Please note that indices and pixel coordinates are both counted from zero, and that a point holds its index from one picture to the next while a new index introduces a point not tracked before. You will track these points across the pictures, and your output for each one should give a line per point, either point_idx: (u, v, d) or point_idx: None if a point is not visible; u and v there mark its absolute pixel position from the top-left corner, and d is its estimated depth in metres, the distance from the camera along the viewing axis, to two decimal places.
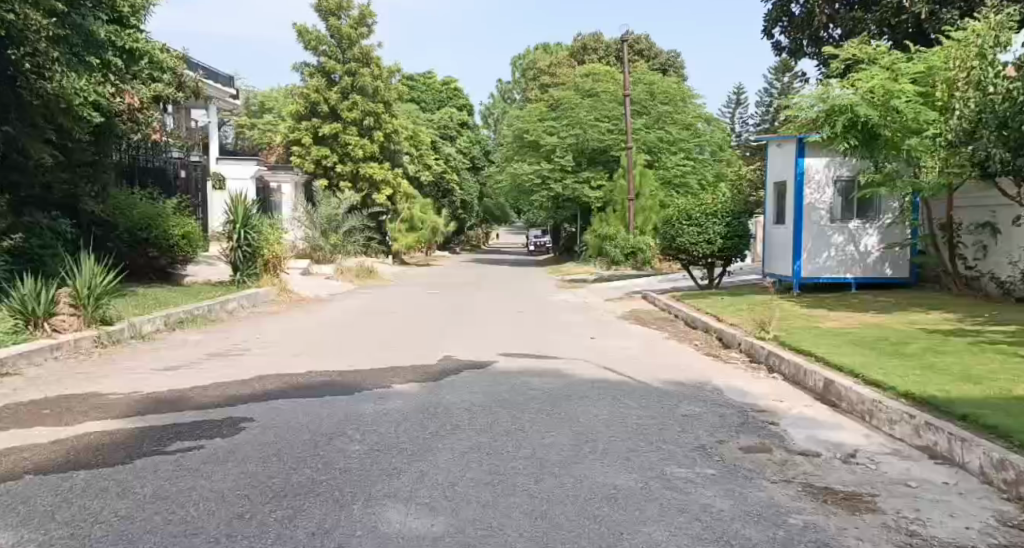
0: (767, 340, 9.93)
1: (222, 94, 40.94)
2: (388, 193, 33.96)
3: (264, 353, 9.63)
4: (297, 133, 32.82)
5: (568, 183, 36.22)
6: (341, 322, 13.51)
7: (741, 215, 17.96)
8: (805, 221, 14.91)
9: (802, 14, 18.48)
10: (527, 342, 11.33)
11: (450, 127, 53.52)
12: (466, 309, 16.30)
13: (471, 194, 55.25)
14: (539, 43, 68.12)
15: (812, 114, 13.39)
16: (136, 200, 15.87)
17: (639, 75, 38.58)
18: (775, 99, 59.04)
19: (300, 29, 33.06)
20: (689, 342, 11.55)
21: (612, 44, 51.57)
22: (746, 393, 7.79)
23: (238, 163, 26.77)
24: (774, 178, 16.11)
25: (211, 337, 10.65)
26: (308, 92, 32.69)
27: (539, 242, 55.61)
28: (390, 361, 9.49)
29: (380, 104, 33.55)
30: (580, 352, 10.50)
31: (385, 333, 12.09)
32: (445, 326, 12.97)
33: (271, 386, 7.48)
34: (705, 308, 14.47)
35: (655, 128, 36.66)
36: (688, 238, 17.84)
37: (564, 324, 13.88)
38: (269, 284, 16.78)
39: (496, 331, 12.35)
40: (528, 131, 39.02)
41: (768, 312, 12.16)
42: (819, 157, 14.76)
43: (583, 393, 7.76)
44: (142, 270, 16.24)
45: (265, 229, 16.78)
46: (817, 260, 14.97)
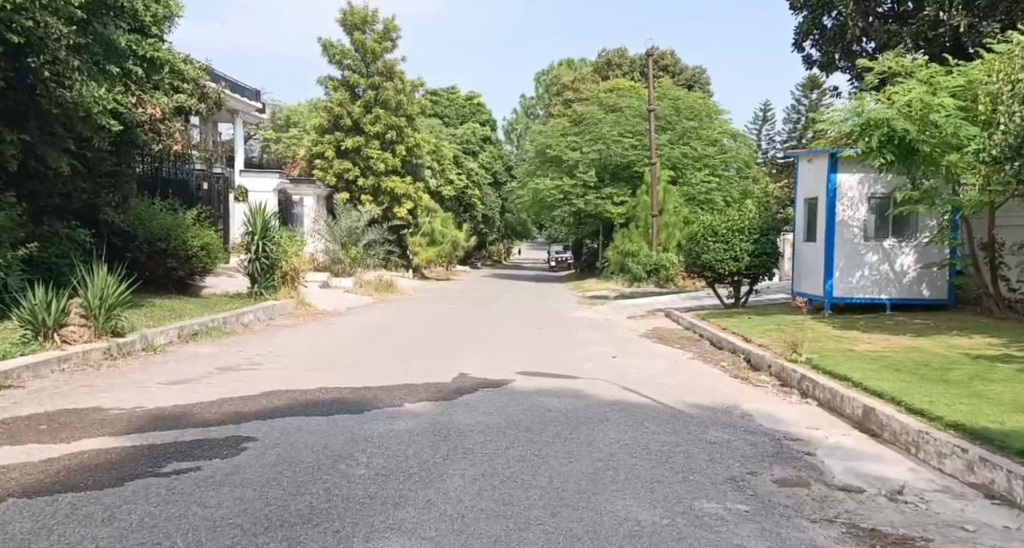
0: (799, 362, 9.50)
1: (247, 108, 41.11)
2: (409, 207, 33.80)
3: (275, 367, 9.33)
4: (320, 146, 32.82)
5: (591, 199, 35.87)
6: (357, 336, 13.20)
7: (769, 232, 17.53)
8: (837, 238, 14.47)
9: (835, 28, 18.18)
10: (548, 359, 10.97)
11: (472, 142, 53.45)
12: (485, 324, 15.97)
13: (493, 209, 55.06)
14: (562, 59, 68.05)
15: (846, 129, 13.00)
16: (157, 211, 15.57)
17: (664, 90, 38.31)
18: (802, 115, 58.31)
19: (324, 43, 33.11)
20: (715, 363, 11.13)
21: (637, 61, 51.38)
22: (778, 419, 7.37)
23: (259, 176, 26.68)
24: (804, 195, 15.71)
25: (223, 351, 10.38)
26: (331, 106, 32.64)
27: (561, 258, 55.23)
28: (405, 377, 9.16)
29: (402, 118, 33.50)
30: (603, 372, 10.10)
31: (401, 348, 11.76)
32: (463, 341, 12.62)
33: (279, 403, 7.17)
34: (732, 328, 14.01)
35: (679, 144, 36.27)
36: (714, 255, 17.40)
37: (584, 342, 13.49)
38: (287, 297, 16.54)
39: (516, 348, 11.99)
40: (551, 146, 38.80)
41: (799, 333, 11.72)
42: (853, 173, 14.38)
43: (605, 415, 7.39)
44: (160, 280, 16.00)
45: (284, 241, 16.56)
46: (850, 279, 14.51)
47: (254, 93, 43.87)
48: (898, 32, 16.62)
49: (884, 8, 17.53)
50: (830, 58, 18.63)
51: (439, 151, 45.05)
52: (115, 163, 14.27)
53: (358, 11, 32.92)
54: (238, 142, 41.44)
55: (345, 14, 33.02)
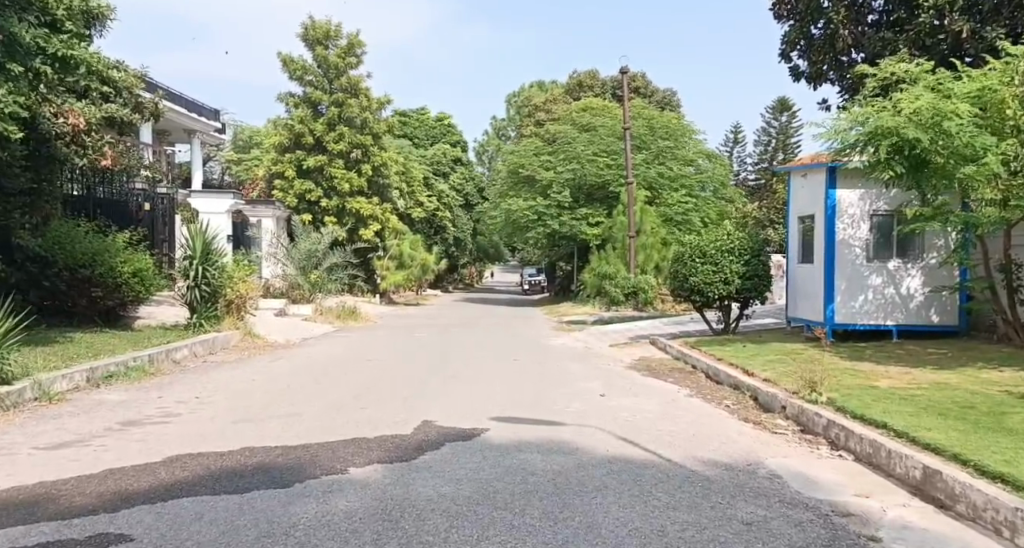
0: (821, 404, 8.11)
1: (205, 127, 39.47)
2: (376, 228, 32.25)
3: (193, 419, 7.68)
4: (280, 165, 31.30)
5: (565, 219, 34.55)
6: (307, 372, 11.63)
7: (762, 252, 16.27)
8: (837, 259, 13.16)
9: (824, 36, 16.26)
10: (525, 399, 9.49)
11: (442, 163, 52.14)
12: (455, 355, 14.48)
13: (464, 231, 53.68)
14: (533, 80, 67.22)
15: (850, 139, 11.62)
16: (80, 235, 14.13)
17: (637, 109, 37.29)
18: (774, 137, 57.72)
19: (283, 58, 31.62)
20: (718, 402, 9.70)
21: (609, 81, 50.58)
22: (817, 484, 5.93)
23: (212, 197, 24.85)
24: (798, 213, 14.43)
25: (138, 398, 8.76)
26: (292, 124, 31.12)
27: (534, 281, 53.87)
28: (355, 428, 7.55)
29: (369, 136, 32.01)
30: (590, 416, 8.62)
31: (357, 387, 10.22)
32: (426, 378, 11.03)
33: (182, 476, 5.59)
34: (727, 358, 12.66)
35: (655, 163, 35.16)
36: (702, 278, 16.08)
37: (565, 376, 12.03)
38: (231, 328, 14.89)
39: (489, 385, 10.51)
40: (523, 166, 37.57)
41: (808, 366, 10.34)
42: (853, 187, 13.10)
43: (602, 480, 5.92)
44: (86, 313, 14.39)
45: (227, 266, 14.90)
46: (853, 303, 13.15)
47: (214, 112, 42.22)
48: (893, 40, 14.98)
49: (872, 17, 15.94)
50: (820, 70, 16.65)
51: (408, 173, 43.58)
52: (33, 179, 13.27)
53: (321, 26, 31.48)
54: (196, 163, 39.73)
55: (306, 28, 31.53)
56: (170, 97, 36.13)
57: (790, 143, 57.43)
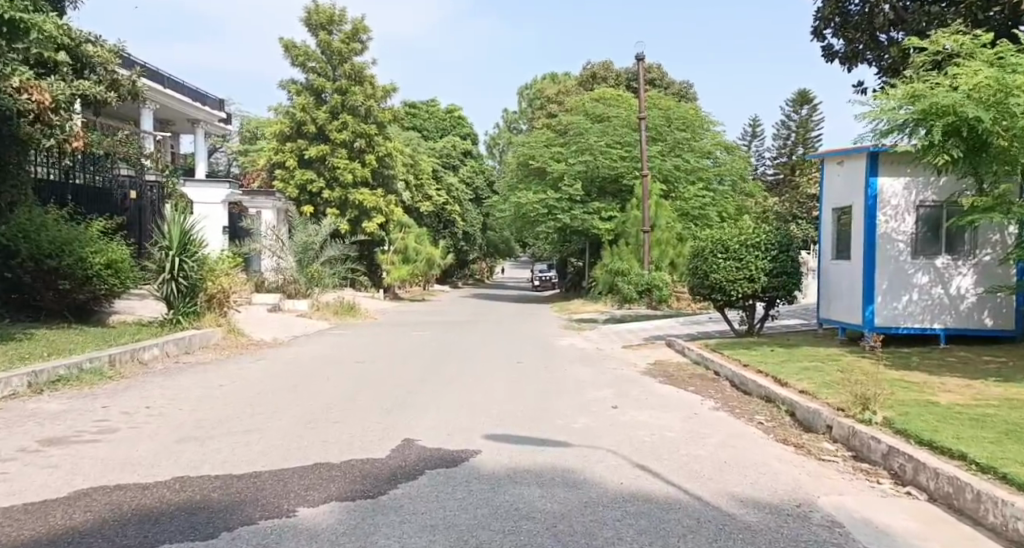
0: (876, 426, 6.82)
1: (209, 117, 38.46)
2: (380, 221, 31.06)
3: (131, 435, 6.46)
4: (282, 155, 30.17)
5: (576, 213, 33.24)
6: (286, 375, 10.42)
7: (791, 248, 14.92)
8: (878, 255, 11.87)
9: (862, 13, 14.90)
10: (527, 413, 8.22)
11: (452, 156, 50.91)
12: (453, 357, 13.26)
13: (473, 226, 52.48)
14: (546, 72, 65.91)
15: (900, 119, 10.22)
16: (48, 223, 13.03)
17: (653, 99, 35.92)
18: (794, 132, 56.10)
19: (285, 43, 30.46)
20: (751, 418, 8.41)
21: (623, 73, 49.23)
22: (891, 538, 4.67)
23: (208, 187, 23.81)
24: (834, 204, 13.12)
25: (79, 408, 7.52)
26: (294, 112, 29.97)
27: (544, 277, 52.59)
28: (320, 449, 6.31)
29: (373, 125, 30.79)
30: (601, 436, 7.34)
31: (337, 394, 8.96)
32: (416, 385, 9.78)
33: (79, 521, 4.38)
34: (754, 365, 11.39)
35: (671, 155, 33.83)
36: (725, 275, 14.76)
37: (573, 384, 10.77)
38: (213, 326, 13.62)
39: (487, 395, 9.25)
40: (534, 158, 36.31)
41: (852, 377, 9.02)
42: (897, 175, 11.76)
43: (616, 529, 4.67)
44: (55, 308, 13.28)
45: (208, 258, 13.67)
46: (896, 304, 11.84)
47: (218, 102, 41.17)
48: (940, 14, 13.57)
49: None
50: (857, 50, 15.27)
51: (415, 165, 42.37)
52: None
53: (324, 10, 30.26)
54: (201, 154, 38.83)
55: (310, 13, 30.35)
56: (172, 86, 35.11)
57: (811, 137, 55.91)
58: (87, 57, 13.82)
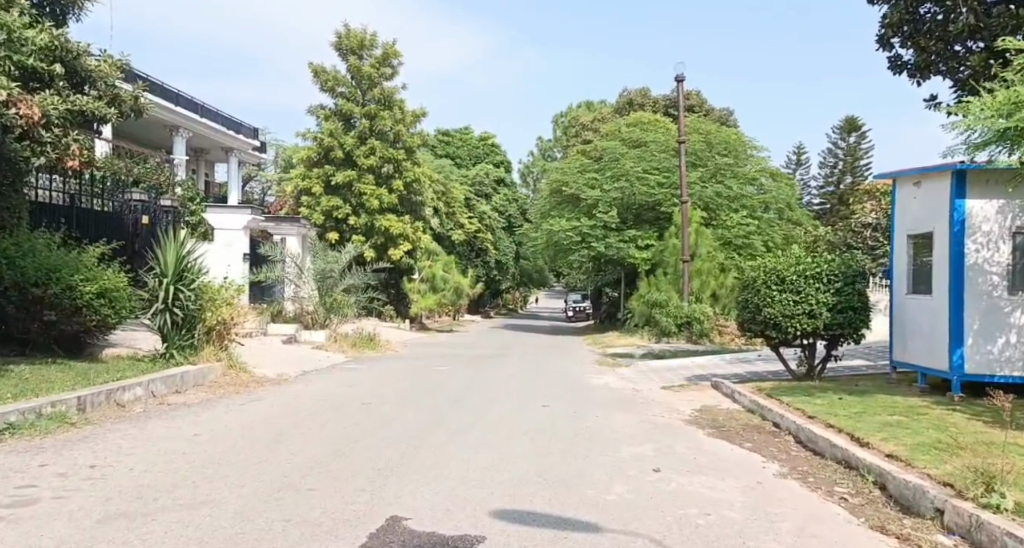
0: (1007, 516, 5.26)
1: (241, 143, 37.79)
2: (407, 248, 29.89)
3: (46, 512, 5.09)
4: (308, 181, 29.23)
5: (612, 242, 31.76)
6: (276, 422, 9.04)
7: (857, 280, 13.29)
8: (967, 292, 10.83)
9: (936, 20, 13.89)
10: (551, 480, 6.71)
11: (486, 184, 49.82)
12: (473, 401, 11.80)
13: (506, 255, 51.22)
14: (582, 101, 64.87)
15: (997, 130, 8.74)
16: (38, 248, 11.76)
17: (694, 124, 34.43)
18: (840, 160, 54.21)
19: (315, 67, 29.55)
20: (830, 491, 6.84)
21: (661, 99, 47.94)
22: None
23: (229, 213, 22.84)
24: (911, 229, 12.09)
25: (10, 467, 6.20)
26: (321, 137, 29.03)
27: (578, 307, 50.98)
28: (275, 537, 4.85)
29: (402, 150, 29.73)
30: (643, 515, 5.84)
31: (325, 449, 7.54)
32: (420, 439, 8.30)
33: None
34: (820, 417, 9.82)
35: (712, 182, 32.31)
36: (780, 309, 13.19)
37: (608, 436, 9.25)
38: (211, 360, 12.19)
39: (506, 453, 7.76)
40: (567, 184, 35.01)
41: (955, 446, 7.41)
42: (986, 196, 10.82)
43: None
44: (43, 342, 11.95)
45: (208, 287, 12.26)
46: (990, 348, 10.80)
47: (253, 130, 40.58)
48: None
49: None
50: (929, 61, 14.27)
51: (447, 193, 41.34)
52: None
53: (355, 33, 29.41)
54: (231, 181, 38.21)
55: (340, 37, 29.50)
56: (206, 114, 34.45)
57: (858, 165, 53.94)
58: (86, 70, 12.53)
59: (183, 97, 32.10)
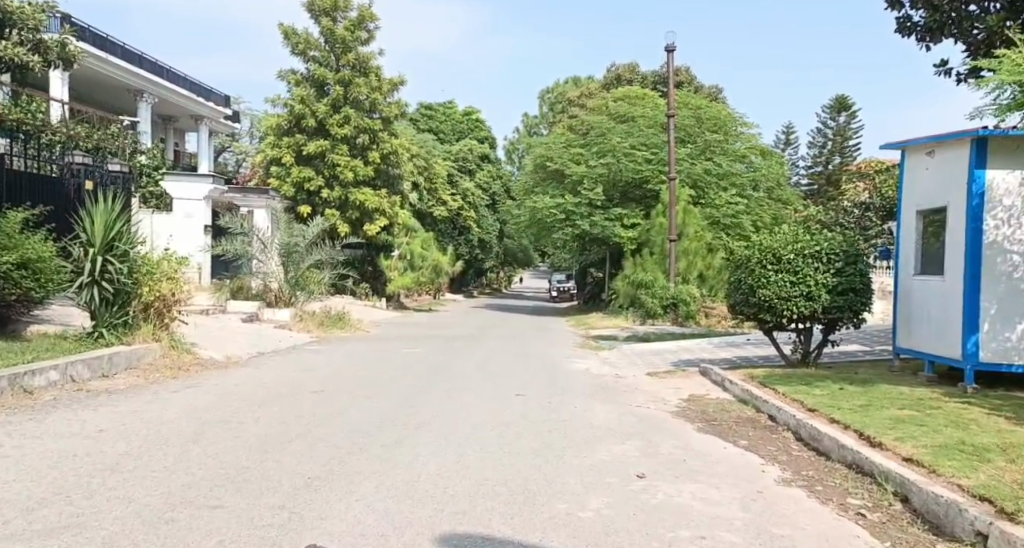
0: None
1: (213, 112, 36.34)
2: (383, 224, 28.63)
3: None
4: (278, 150, 27.89)
5: (597, 219, 30.63)
6: (203, 413, 7.83)
7: (859, 260, 12.24)
8: (984, 272, 9.80)
9: None
10: (515, 492, 5.60)
11: (469, 159, 48.45)
12: (439, 389, 10.65)
13: (490, 233, 49.99)
14: (569, 77, 63.48)
15: None
16: None
17: (683, 98, 33.27)
18: (829, 140, 53.25)
19: (286, 30, 28.14)
20: (846, 503, 5.79)
21: (649, 75, 46.72)
22: None
23: (189, 181, 21.75)
24: (921, 204, 11.04)
25: None
26: (292, 104, 27.65)
27: (562, 287, 49.98)
28: None
29: (378, 121, 28.45)
30: (624, 539, 4.74)
31: (251, 449, 6.38)
32: (365, 437, 7.16)
33: None
34: (823, 411, 8.77)
35: (701, 159, 31.25)
36: (776, 291, 12.12)
37: (586, 432, 8.16)
38: (147, 341, 11.00)
39: (465, 457, 6.64)
40: (552, 159, 33.78)
41: (986, 453, 6.36)
42: (1007, 166, 9.79)
43: None
44: None
45: (142, 261, 11.16)
46: (1008, 335, 9.78)
47: (224, 99, 39.11)
48: None
49: None
50: (941, 22, 13.46)
51: (428, 167, 40.05)
52: None
53: None
54: (202, 152, 36.76)
55: None
56: (172, 79, 32.95)
57: (848, 145, 53.01)
58: (6, 13, 11.22)
59: (148, 60, 30.64)
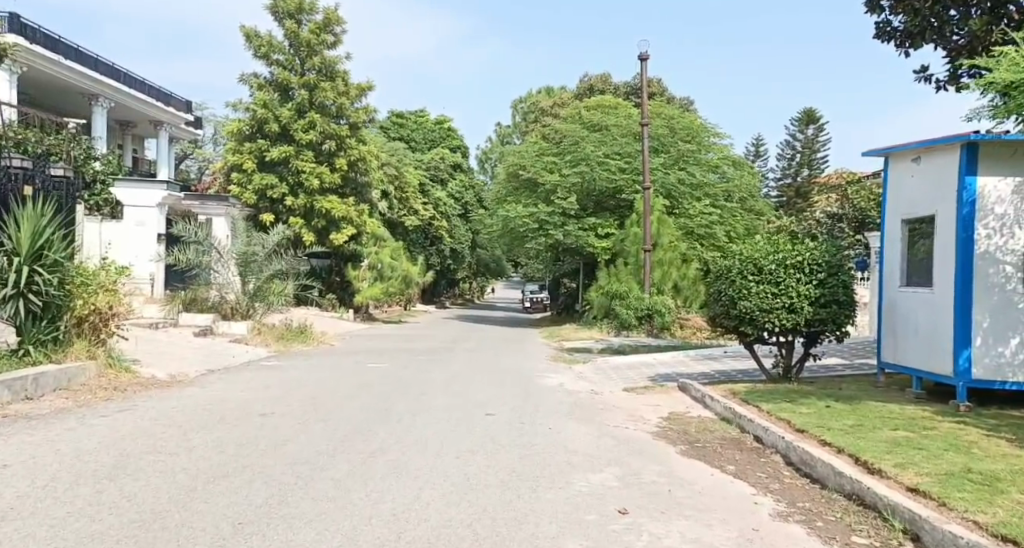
0: None
1: (174, 118, 35.29)
2: (350, 233, 27.80)
3: None
4: (240, 157, 26.98)
5: (570, 229, 30.09)
6: (131, 443, 7.04)
7: (843, 270, 11.70)
8: (976, 283, 9.28)
9: None
10: (477, 538, 4.89)
11: (441, 169, 47.71)
12: (400, 409, 9.92)
13: (462, 243, 49.22)
14: (542, 86, 63.11)
15: None
16: None
17: (656, 106, 32.86)
18: (800, 152, 53.33)
19: (248, 32, 27.32)
20: (850, 544, 5.15)
21: (621, 85, 46.47)
22: None
23: (142, 188, 20.84)
24: (907, 212, 10.53)
25: None
26: (254, 109, 26.78)
27: (535, 298, 49.39)
28: None
29: (345, 127, 27.64)
30: None
31: (177, 487, 5.60)
32: (311, 469, 6.40)
33: None
34: (812, 431, 8.15)
35: (674, 168, 30.89)
36: (757, 302, 11.55)
37: (557, 458, 7.48)
38: (81, 358, 10.33)
39: (422, 491, 5.93)
40: (523, 168, 33.15)
41: (997, 486, 5.78)
42: (999, 172, 9.30)
43: None
44: None
45: (72, 270, 10.46)
46: (1002, 350, 9.28)
47: (187, 105, 38.05)
48: None
49: None
50: (921, 26, 12.83)
51: (398, 176, 39.30)
52: None
53: None
54: (163, 159, 35.69)
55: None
56: (130, 83, 31.86)
57: (817, 158, 53.09)
58: None
59: (104, 63, 29.56)
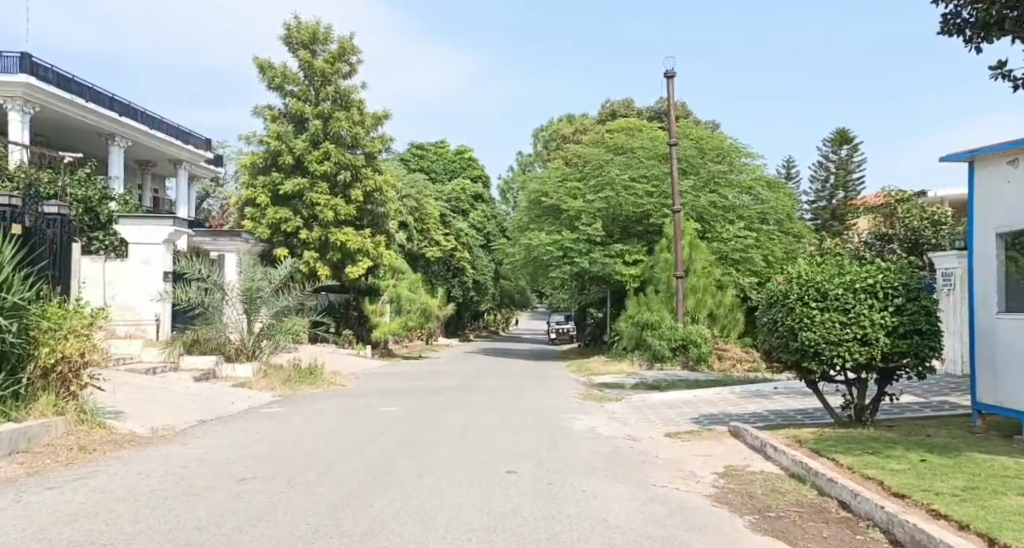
0: None
1: (192, 156, 34.45)
2: (366, 266, 26.54)
3: None
4: (252, 191, 25.92)
5: (596, 256, 28.56)
6: (65, 530, 5.64)
7: (921, 296, 10.08)
8: None
9: None
10: None
11: (462, 200, 46.58)
12: (408, 468, 8.41)
13: (485, 275, 47.85)
14: (564, 114, 62.02)
15: None
16: None
17: (685, 127, 31.37)
18: (833, 173, 51.45)
19: (261, 63, 26.37)
20: None
21: (647, 111, 45.11)
22: None
23: (147, 225, 19.38)
24: (1003, 226, 8.93)
25: None
26: (267, 141, 25.73)
27: (561, 330, 47.81)
28: None
29: (360, 157, 26.52)
30: None
31: None
32: None
33: None
34: (917, 497, 6.52)
35: (704, 191, 29.41)
36: (823, 333, 9.92)
37: (598, 538, 5.94)
38: (44, 416, 9.04)
39: None
40: (546, 195, 31.78)
41: None
42: None
43: None
44: None
45: (36, 317, 9.06)
46: None
47: (206, 142, 37.23)
48: None
49: None
50: None
51: (419, 207, 38.09)
52: None
53: (307, 26, 26.23)
54: (182, 197, 34.79)
55: (291, 29, 26.28)
56: (146, 120, 30.98)
57: (851, 179, 51.28)
58: None
59: (120, 101, 28.71)
